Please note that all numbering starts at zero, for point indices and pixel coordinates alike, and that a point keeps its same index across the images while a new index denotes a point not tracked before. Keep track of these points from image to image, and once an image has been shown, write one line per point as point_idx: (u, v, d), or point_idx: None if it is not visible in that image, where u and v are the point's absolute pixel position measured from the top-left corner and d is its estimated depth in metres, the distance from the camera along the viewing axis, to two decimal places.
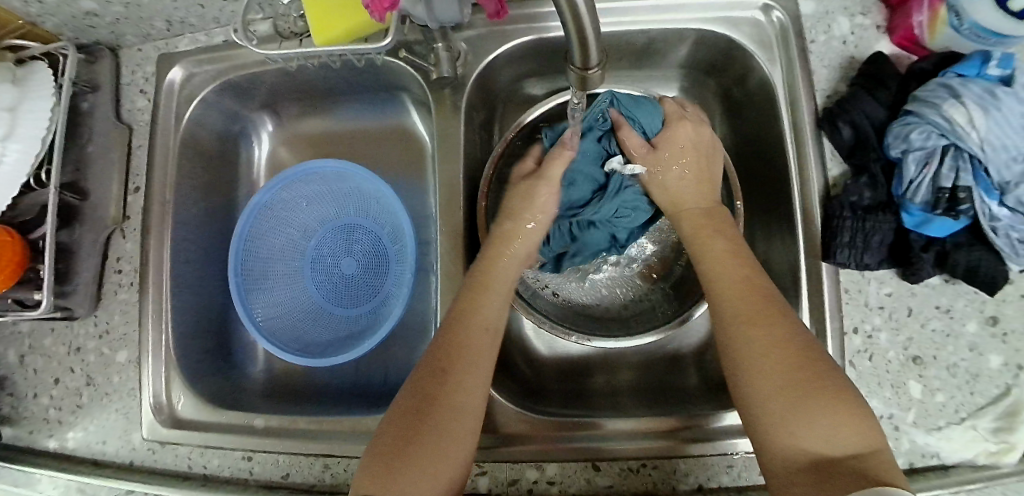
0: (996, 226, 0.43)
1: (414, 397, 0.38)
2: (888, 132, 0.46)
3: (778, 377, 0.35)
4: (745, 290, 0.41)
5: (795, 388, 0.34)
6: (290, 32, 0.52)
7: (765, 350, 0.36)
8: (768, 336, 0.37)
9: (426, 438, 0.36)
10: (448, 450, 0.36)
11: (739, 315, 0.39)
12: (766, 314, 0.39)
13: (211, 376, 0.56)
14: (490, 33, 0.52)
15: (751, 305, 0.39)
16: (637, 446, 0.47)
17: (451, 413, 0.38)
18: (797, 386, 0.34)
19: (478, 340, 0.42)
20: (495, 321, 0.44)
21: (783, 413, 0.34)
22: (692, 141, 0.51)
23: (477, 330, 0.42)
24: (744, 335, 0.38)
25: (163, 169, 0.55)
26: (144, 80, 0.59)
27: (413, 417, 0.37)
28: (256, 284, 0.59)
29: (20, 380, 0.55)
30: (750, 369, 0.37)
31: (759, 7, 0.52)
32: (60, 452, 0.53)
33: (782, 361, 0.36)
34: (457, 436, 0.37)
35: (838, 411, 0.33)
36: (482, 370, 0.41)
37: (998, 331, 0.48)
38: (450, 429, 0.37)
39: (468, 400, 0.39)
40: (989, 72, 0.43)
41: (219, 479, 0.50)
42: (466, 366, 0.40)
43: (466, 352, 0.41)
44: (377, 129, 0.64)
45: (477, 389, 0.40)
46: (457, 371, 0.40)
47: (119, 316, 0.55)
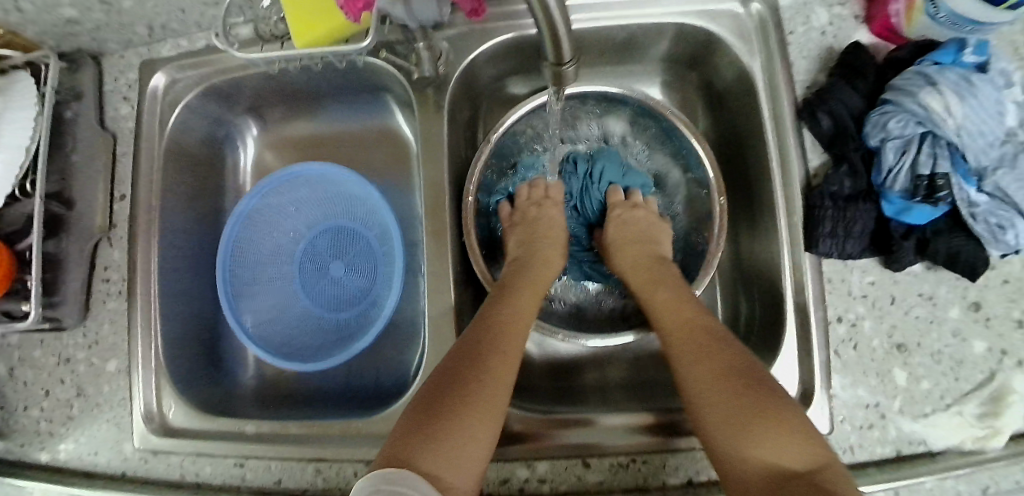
0: (974, 212, 0.43)
1: (450, 372, 0.39)
2: (866, 121, 0.47)
3: (729, 403, 0.37)
4: (694, 330, 0.43)
5: (734, 414, 0.36)
6: (270, 34, 0.51)
7: (714, 378, 0.38)
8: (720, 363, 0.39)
9: (460, 412, 0.37)
10: (481, 426, 0.37)
11: (690, 345, 0.42)
12: (714, 347, 0.40)
13: (201, 384, 0.56)
14: (471, 33, 0.52)
15: (699, 342, 0.41)
16: (626, 442, 0.47)
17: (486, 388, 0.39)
18: (743, 409, 0.36)
19: (511, 327, 0.44)
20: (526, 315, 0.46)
21: (742, 435, 0.35)
22: (643, 222, 0.56)
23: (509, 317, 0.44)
24: (695, 367, 0.40)
25: (147, 176, 0.55)
26: (127, 87, 0.59)
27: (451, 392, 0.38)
28: (244, 289, 0.59)
29: (9, 393, 0.55)
30: (694, 386, 0.39)
31: (737, 0, 0.52)
32: (51, 465, 0.53)
33: (736, 388, 0.37)
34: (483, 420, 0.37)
35: (780, 431, 0.34)
36: (514, 354, 0.42)
37: (981, 316, 0.48)
38: (484, 404, 0.38)
39: (501, 379, 0.40)
40: (965, 60, 0.44)
41: (211, 486, 0.50)
42: (499, 347, 0.41)
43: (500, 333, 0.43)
44: (362, 131, 0.64)
45: (510, 371, 0.41)
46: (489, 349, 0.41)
47: (108, 325, 0.55)
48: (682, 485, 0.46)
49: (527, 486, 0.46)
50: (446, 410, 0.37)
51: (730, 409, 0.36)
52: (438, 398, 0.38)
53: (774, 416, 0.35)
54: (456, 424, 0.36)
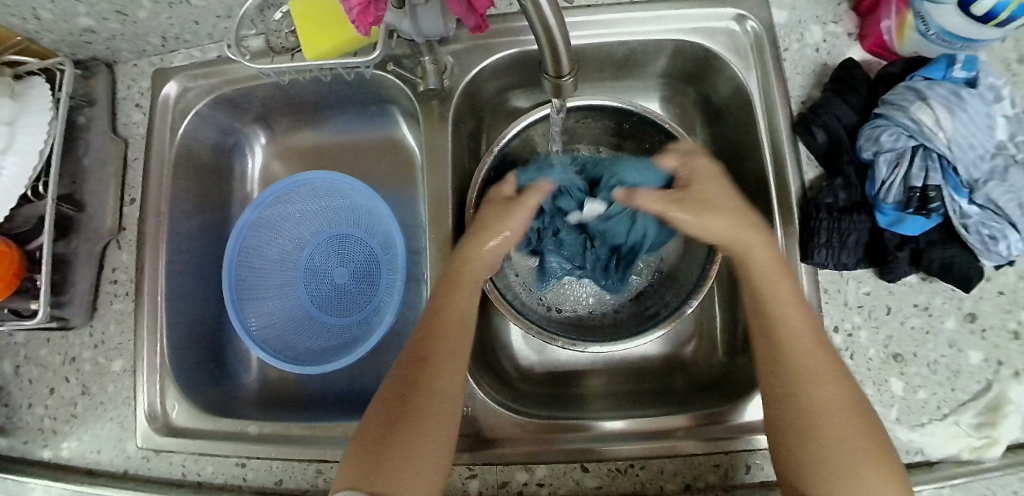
0: (967, 224, 0.44)
1: (395, 390, 0.40)
2: (859, 135, 0.48)
3: (851, 440, 0.36)
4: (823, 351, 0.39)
5: (851, 450, 0.35)
6: (281, 47, 0.53)
7: (838, 405, 0.37)
8: (840, 387, 0.38)
9: (407, 432, 0.38)
10: (431, 443, 0.38)
11: (809, 358, 0.39)
12: (833, 370, 0.39)
13: (203, 385, 0.57)
14: (475, 47, 0.54)
15: (819, 359, 0.39)
16: (632, 448, 0.47)
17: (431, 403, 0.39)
18: (865, 449, 0.36)
19: (454, 331, 0.42)
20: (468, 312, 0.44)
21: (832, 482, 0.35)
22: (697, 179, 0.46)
23: (451, 322, 0.43)
24: (818, 388, 0.38)
25: (157, 181, 0.56)
26: (140, 94, 0.60)
27: (398, 411, 0.39)
28: (249, 293, 0.59)
29: (14, 390, 0.56)
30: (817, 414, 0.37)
31: (733, 18, 0.53)
32: (54, 462, 0.54)
33: (855, 423, 0.37)
34: (433, 430, 0.38)
35: (886, 474, 0.35)
36: (459, 360, 0.42)
37: (977, 327, 0.49)
38: (431, 422, 0.39)
39: (446, 390, 0.40)
40: (954, 75, 0.45)
41: (214, 485, 0.51)
42: (443, 358, 0.41)
43: (443, 342, 0.42)
44: (368, 140, 0.66)
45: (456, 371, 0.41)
46: (432, 361, 0.41)
47: (114, 326, 0.56)
48: (679, 490, 0.47)
49: (526, 489, 0.48)
50: (392, 433, 0.38)
51: (851, 444, 0.36)
52: (386, 419, 0.39)
53: (883, 458, 0.36)
54: (404, 447, 0.37)
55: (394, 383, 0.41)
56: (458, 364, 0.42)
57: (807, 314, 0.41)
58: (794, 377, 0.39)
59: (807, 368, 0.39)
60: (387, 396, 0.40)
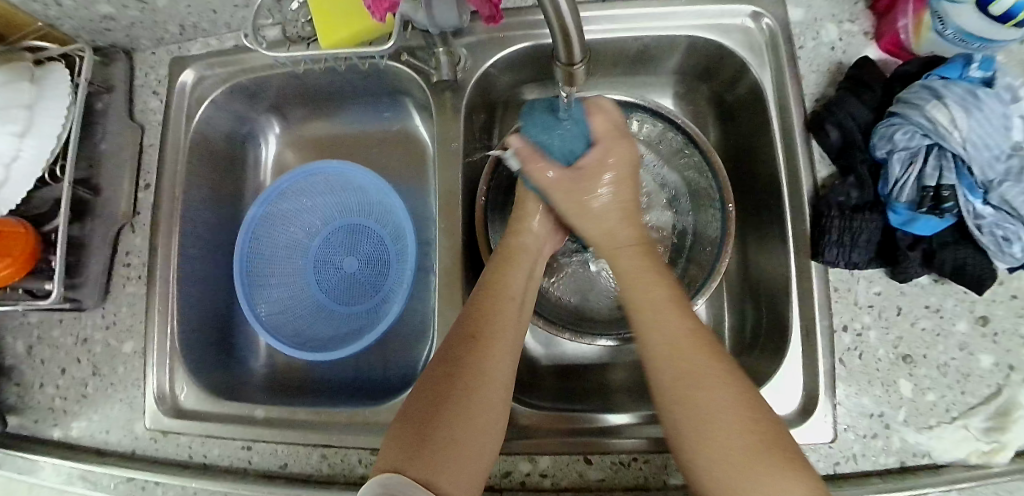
0: (980, 224, 0.44)
1: (446, 368, 0.38)
2: (874, 133, 0.47)
3: (735, 433, 0.33)
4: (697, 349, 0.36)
5: (743, 449, 0.32)
6: (296, 36, 0.53)
7: (720, 401, 0.34)
8: (714, 386, 0.35)
9: (455, 414, 0.36)
10: (479, 428, 0.36)
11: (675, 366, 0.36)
12: (712, 368, 0.35)
13: (212, 370, 0.57)
14: (490, 39, 0.54)
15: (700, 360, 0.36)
16: (633, 441, 0.47)
17: (482, 384, 0.37)
18: (748, 443, 0.32)
19: (509, 313, 0.42)
20: (521, 297, 0.44)
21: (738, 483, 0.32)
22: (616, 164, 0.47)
23: (506, 305, 0.42)
24: (684, 388, 0.35)
25: (172, 167, 0.57)
26: (156, 81, 0.61)
27: (448, 391, 0.37)
28: (259, 279, 0.60)
29: (27, 370, 0.56)
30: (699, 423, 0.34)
31: (748, 15, 0.53)
32: (64, 441, 0.55)
33: (744, 416, 0.33)
34: (481, 415, 0.36)
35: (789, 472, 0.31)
36: (512, 345, 0.40)
37: (989, 331, 0.48)
38: (480, 406, 0.37)
39: (499, 375, 0.39)
40: (971, 74, 0.45)
41: (219, 468, 0.51)
42: (495, 342, 0.39)
43: (496, 324, 0.40)
44: (381, 131, 0.66)
45: (505, 355, 0.40)
46: (486, 344, 0.39)
47: (126, 308, 0.57)
48: (683, 486, 0.47)
49: (528, 480, 0.48)
50: (440, 413, 0.36)
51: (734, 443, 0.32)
52: (435, 397, 0.37)
53: (781, 454, 0.32)
54: (450, 430, 0.35)
55: (445, 360, 0.39)
56: (511, 349, 0.40)
57: (688, 319, 0.38)
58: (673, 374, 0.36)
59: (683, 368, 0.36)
60: (438, 374, 0.38)
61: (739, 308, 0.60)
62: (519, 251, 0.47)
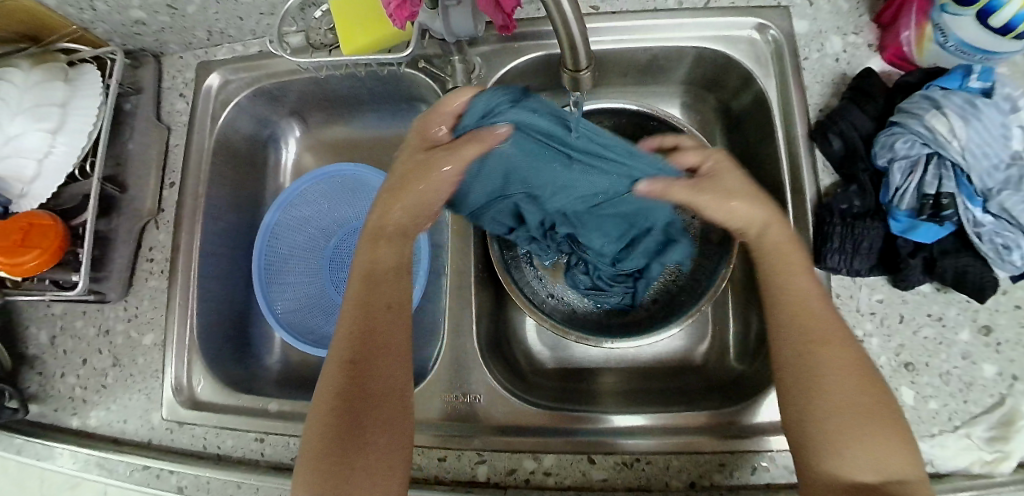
0: (980, 232, 0.45)
1: (335, 400, 0.40)
2: (875, 142, 0.49)
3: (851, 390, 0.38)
4: (821, 314, 0.41)
5: (870, 422, 0.37)
6: (319, 43, 0.56)
7: (856, 377, 0.39)
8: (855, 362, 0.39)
9: (354, 435, 0.40)
10: (382, 438, 0.40)
11: (815, 342, 0.40)
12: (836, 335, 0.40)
13: (228, 363, 0.59)
14: (503, 49, 0.56)
15: (833, 333, 0.40)
16: (645, 442, 0.48)
17: (374, 405, 0.41)
18: (882, 419, 0.38)
19: (385, 320, 0.44)
20: (396, 298, 0.45)
21: (841, 433, 0.37)
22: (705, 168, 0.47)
23: (381, 308, 0.44)
24: (811, 355, 0.39)
25: (196, 166, 0.59)
26: (184, 85, 0.64)
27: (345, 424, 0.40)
28: (276, 277, 0.62)
29: (49, 359, 0.58)
30: (831, 378, 0.39)
31: (754, 28, 0.55)
32: (82, 430, 0.56)
33: (859, 380, 0.39)
34: (383, 421, 0.41)
35: (899, 441, 0.37)
36: (394, 353, 0.43)
37: (992, 341, 0.49)
38: (377, 420, 0.40)
39: (387, 386, 0.42)
40: (971, 85, 0.46)
41: (232, 458, 0.53)
42: (379, 352, 0.42)
43: (374, 339, 0.43)
44: (396, 136, 0.68)
45: (392, 356, 0.43)
46: (365, 364, 0.42)
47: (147, 301, 0.59)
48: (684, 487, 0.47)
49: (532, 477, 0.49)
50: (343, 447, 0.39)
51: (853, 406, 0.38)
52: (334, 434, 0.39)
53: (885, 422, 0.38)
54: (358, 454, 0.39)
55: (331, 391, 0.41)
56: (395, 355, 0.43)
57: (812, 287, 0.43)
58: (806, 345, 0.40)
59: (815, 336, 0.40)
60: (327, 410, 0.40)
61: None
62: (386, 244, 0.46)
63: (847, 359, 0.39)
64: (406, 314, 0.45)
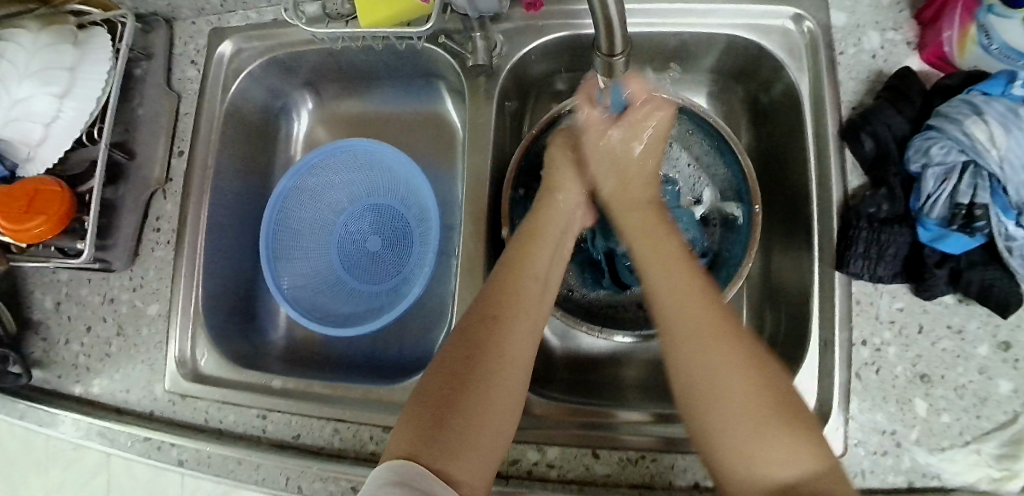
0: (1011, 246, 0.43)
1: (464, 347, 0.38)
2: (909, 146, 0.47)
3: (734, 390, 0.32)
4: (698, 297, 0.37)
5: (761, 419, 0.31)
6: (336, 14, 0.53)
7: (732, 370, 0.33)
8: (734, 351, 0.33)
9: (471, 400, 0.36)
10: (498, 416, 0.36)
11: (690, 326, 0.35)
12: (718, 324, 0.35)
13: (233, 338, 0.59)
14: (526, 27, 0.54)
15: (710, 324, 0.35)
16: (642, 439, 0.48)
17: (499, 377, 0.37)
18: (762, 406, 0.31)
19: (534, 293, 0.42)
20: (544, 274, 0.45)
21: (742, 435, 0.31)
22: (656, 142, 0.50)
23: (528, 280, 0.43)
24: (685, 352, 0.35)
25: (206, 136, 0.58)
26: (195, 51, 0.62)
27: (464, 376, 0.37)
28: (284, 253, 0.61)
29: (54, 326, 0.58)
30: (711, 377, 0.33)
31: (790, 17, 0.53)
32: (85, 397, 0.56)
33: (742, 373, 0.33)
34: (505, 395, 0.37)
35: (798, 435, 0.31)
36: (533, 326, 0.41)
37: (1010, 357, 0.48)
38: (499, 393, 0.37)
39: (520, 356, 0.39)
40: (1013, 92, 0.44)
41: (233, 434, 0.53)
42: (518, 323, 0.40)
43: (519, 305, 0.41)
44: (411, 114, 0.67)
45: (529, 337, 0.40)
46: (506, 321, 0.40)
47: (153, 272, 0.58)
48: (688, 488, 0.46)
49: (535, 469, 0.48)
50: (460, 398, 0.36)
51: (736, 403, 0.32)
52: (451, 382, 0.37)
53: (787, 422, 0.31)
54: (469, 421, 0.35)
55: (461, 339, 0.39)
56: (533, 329, 0.41)
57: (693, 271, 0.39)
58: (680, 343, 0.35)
59: (688, 330, 0.35)
60: (456, 356, 0.38)
61: (757, 315, 0.59)
62: (541, 236, 0.47)
63: (727, 355, 0.33)
64: (548, 297, 0.44)
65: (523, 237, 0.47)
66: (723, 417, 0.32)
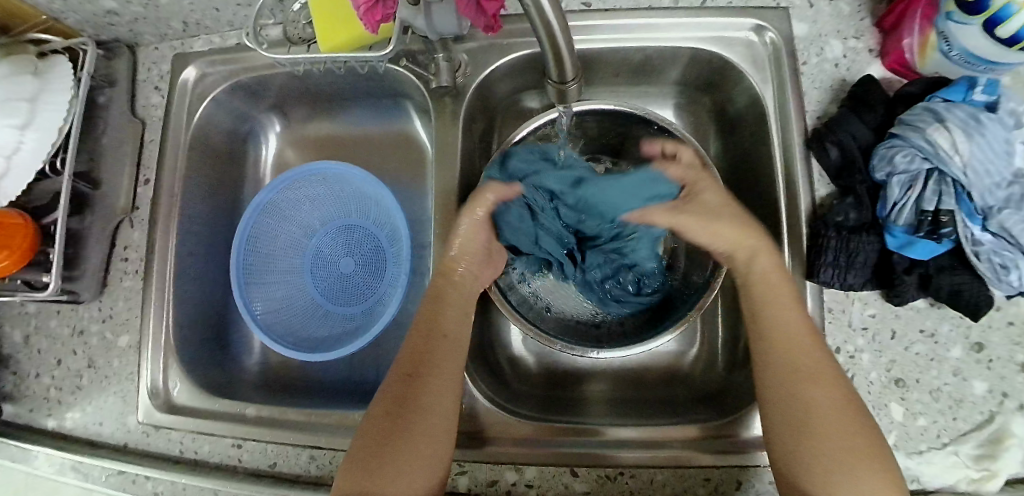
0: (978, 251, 0.43)
1: (387, 405, 0.41)
2: (874, 154, 0.47)
3: (836, 438, 0.37)
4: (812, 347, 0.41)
5: (860, 460, 0.36)
6: (298, 37, 0.53)
7: (840, 409, 0.38)
8: (837, 395, 0.39)
9: (391, 451, 0.39)
10: (421, 462, 0.39)
11: (804, 372, 0.40)
12: (827, 373, 0.40)
13: (207, 366, 0.58)
14: (491, 46, 0.54)
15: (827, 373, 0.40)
16: (638, 455, 0.47)
17: (417, 425, 0.40)
18: (861, 450, 0.37)
19: (443, 347, 0.44)
20: (455, 330, 0.45)
21: (836, 472, 0.36)
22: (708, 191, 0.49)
23: (442, 335, 0.44)
24: (802, 390, 0.39)
25: (172, 163, 0.57)
26: (159, 77, 0.61)
27: (389, 426, 0.40)
28: (257, 277, 0.60)
29: (23, 360, 0.57)
30: (819, 420, 0.38)
31: (752, 29, 0.53)
32: (58, 431, 0.55)
33: (844, 421, 0.38)
34: (424, 442, 0.40)
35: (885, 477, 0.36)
36: (450, 379, 0.43)
37: (984, 357, 0.48)
38: (418, 441, 0.40)
39: (434, 405, 0.41)
40: (974, 98, 0.44)
41: (209, 464, 0.52)
42: (432, 377, 0.42)
43: (434, 362, 0.43)
44: (380, 134, 0.66)
45: (444, 386, 0.42)
46: (421, 377, 0.42)
47: (123, 302, 0.57)
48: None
49: (514, 489, 0.48)
50: (382, 452, 0.39)
51: (838, 441, 0.37)
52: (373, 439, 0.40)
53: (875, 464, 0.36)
54: (396, 468, 0.38)
55: (385, 398, 0.42)
56: (447, 382, 0.42)
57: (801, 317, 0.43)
58: (784, 383, 0.40)
59: (804, 370, 0.40)
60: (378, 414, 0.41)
61: None
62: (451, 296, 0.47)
63: (830, 393, 0.39)
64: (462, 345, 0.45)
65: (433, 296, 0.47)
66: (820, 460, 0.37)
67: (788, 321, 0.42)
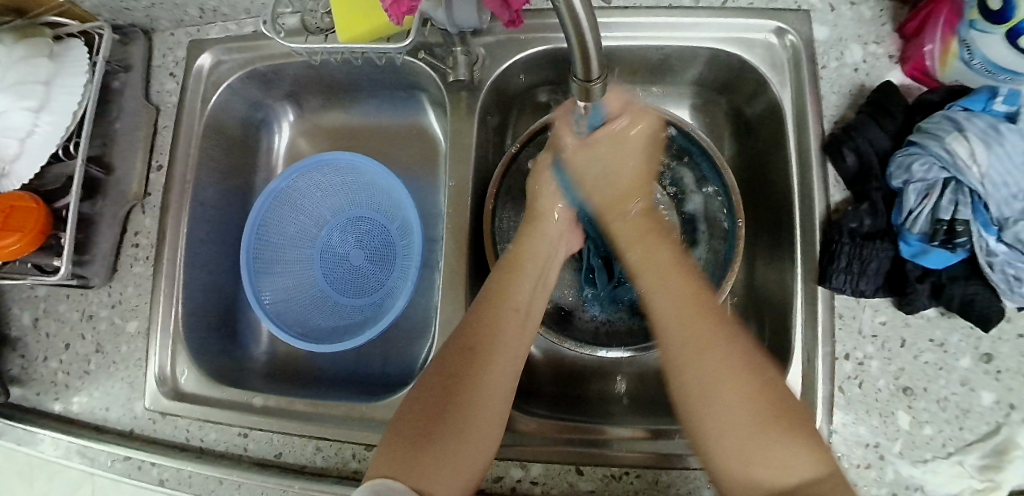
0: (992, 262, 0.43)
1: (442, 377, 0.39)
2: (891, 161, 0.47)
3: (726, 407, 0.34)
4: (697, 314, 0.38)
5: (757, 430, 0.33)
6: (315, 27, 0.52)
7: (722, 377, 0.35)
8: (717, 359, 0.35)
9: (450, 423, 0.36)
10: (477, 441, 0.37)
11: (685, 339, 0.37)
12: (716, 338, 0.36)
13: (215, 355, 0.58)
14: (508, 41, 0.54)
15: (709, 330, 0.37)
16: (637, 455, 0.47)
17: (482, 399, 0.38)
18: (752, 419, 0.33)
19: (512, 325, 0.42)
20: (526, 305, 0.44)
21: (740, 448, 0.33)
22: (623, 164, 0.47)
23: (508, 310, 0.43)
24: (689, 366, 0.36)
25: (185, 149, 0.57)
26: (174, 63, 0.61)
27: (446, 396, 0.38)
28: (265, 266, 0.60)
29: (32, 342, 0.57)
30: (707, 395, 0.34)
31: (772, 31, 0.53)
32: (65, 415, 0.55)
33: (737, 381, 0.34)
34: (484, 423, 0.37)
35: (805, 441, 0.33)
36: (513, 357, 0.41)
37: (992, 368, 0.48)
38: (477, 418, 0.37)
39: (498, 384, 0.39)
40: (996, 108, 0.44)
41: (215, 452, 0.52)
42: (498, 352, 0.40)
43: (499, 334, 0.41)
44: (394, 126, 0.66)
45: (510, 364, 0.41)
46: (485, 351, 0.40)
47: (132, 288, 0.57)
48: None
49: (519, 486, 0.48)
50: (440, 418, 0.37)
51: (727, 416, 0.34)
52: (430, 406, 0.37)
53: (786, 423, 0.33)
54: (449, 444, 0.36)
55: (440, 371, 0.39)
56: (513, 360, 0.41)
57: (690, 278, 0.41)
58: (681, 350, 0.37)
59: (689, 338, 0.37)
60: (435, 384, 0.38)
61: None
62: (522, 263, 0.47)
63: (718, 358, 0.35)
64: (530, 325, 0.44)
65: (502, 268, 0.46)
66: (717, 434, 0.34)
67: (671, 292, 0.40)
